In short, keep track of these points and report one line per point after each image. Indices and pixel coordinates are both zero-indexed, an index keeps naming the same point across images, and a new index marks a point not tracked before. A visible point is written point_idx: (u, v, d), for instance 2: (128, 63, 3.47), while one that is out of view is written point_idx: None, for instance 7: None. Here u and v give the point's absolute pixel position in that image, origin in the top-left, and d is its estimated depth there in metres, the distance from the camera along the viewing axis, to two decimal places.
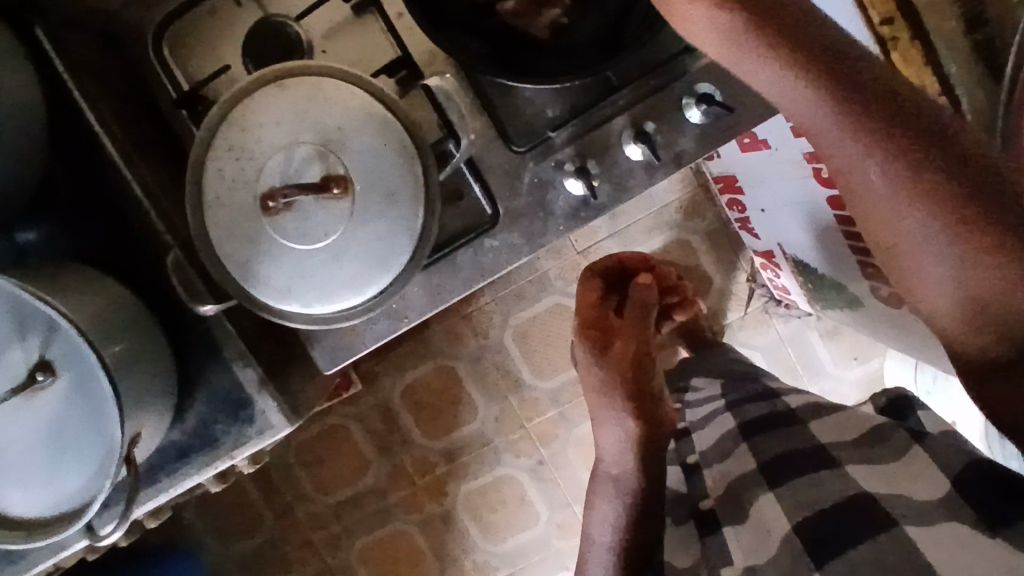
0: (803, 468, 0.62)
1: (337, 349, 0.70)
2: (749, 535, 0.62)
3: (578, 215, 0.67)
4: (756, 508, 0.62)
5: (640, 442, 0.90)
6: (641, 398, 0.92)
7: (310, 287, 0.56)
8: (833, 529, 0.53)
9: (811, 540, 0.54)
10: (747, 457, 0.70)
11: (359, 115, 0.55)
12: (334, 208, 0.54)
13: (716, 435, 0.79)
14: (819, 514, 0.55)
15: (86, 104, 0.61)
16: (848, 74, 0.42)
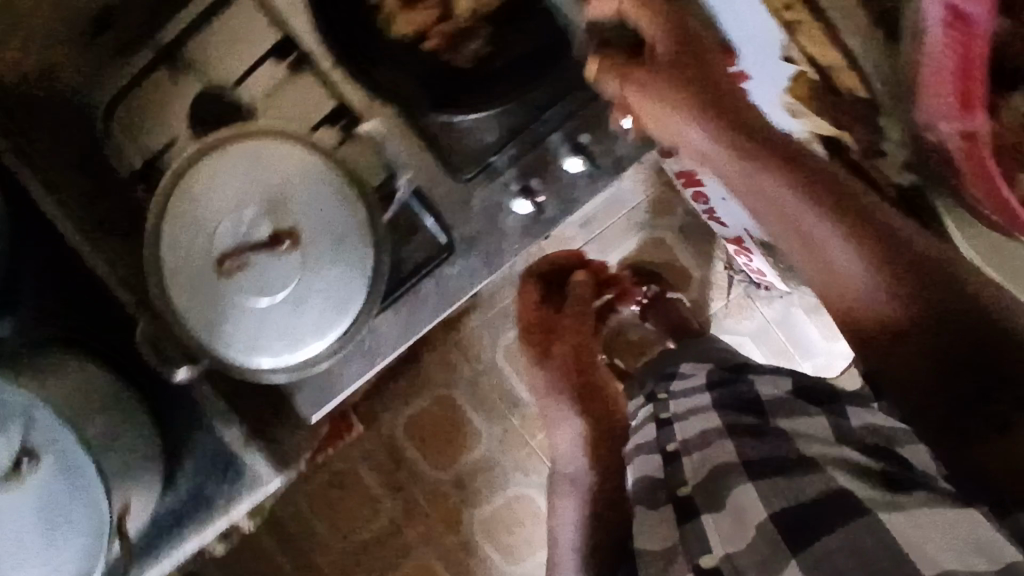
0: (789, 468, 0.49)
1: (319, 392, 0.71)
2: (729, 521, 0.48)
3: (530, 232, 0.69)
4: (734, 496, 0.49)
5: (595, 439, 0.87)
6: (586, 396, 0.90)
7: (276, 338, 0.57)
8: (812, 515, 0.43)
9: (791, 530, 0.42)
10: (724, 431, 0.59)
11: (299, 168, 0.57)
12: (287, 260, 0.56)
13: (689, 407, 0.69)
14: (818, 513, 0.43)
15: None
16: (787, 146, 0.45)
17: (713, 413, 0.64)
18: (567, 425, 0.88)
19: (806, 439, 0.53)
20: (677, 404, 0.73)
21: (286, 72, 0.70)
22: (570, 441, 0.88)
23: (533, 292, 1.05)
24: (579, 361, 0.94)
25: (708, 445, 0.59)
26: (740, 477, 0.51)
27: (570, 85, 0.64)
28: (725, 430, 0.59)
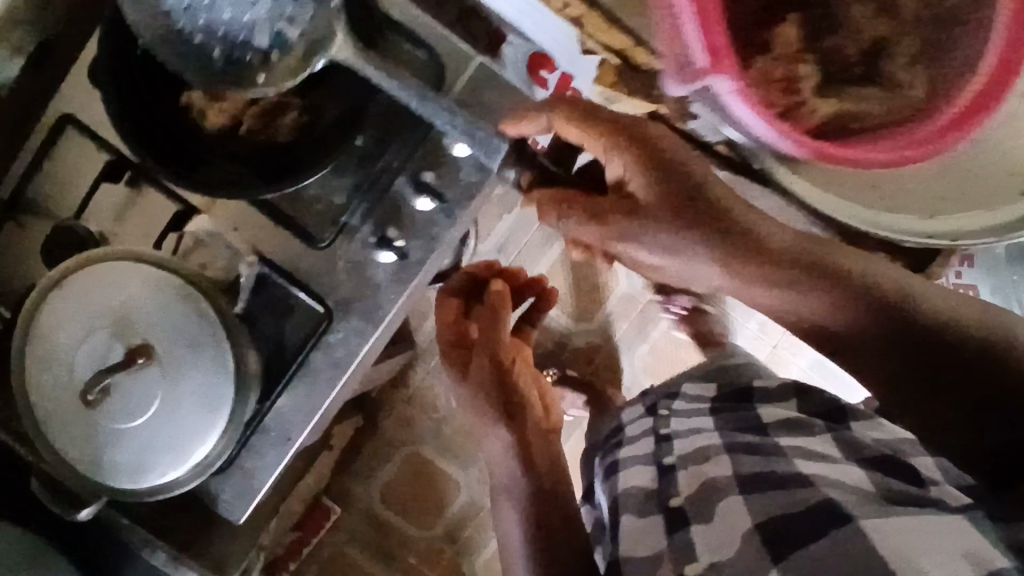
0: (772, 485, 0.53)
1: (239, 495, 0.69)
2: (717, 529, 0.53)
3: (402, 278, 0.68)
4: (724, 507, 0.55)
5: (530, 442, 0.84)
6: (512, 401, 0.86)
7: (160, 456, 0.56)
8: (806, 525, 0.46)
9: (769, 535, 0.47)
10: (729, 464, 0.60)
11: (137, 282, 0.56)
12: (149, 377, 0.55)
13: (692, 445, 0.70)
14: (804, 522, 0.46)
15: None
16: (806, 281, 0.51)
17: (718, 448, 0.65)
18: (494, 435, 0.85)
19: (806, 451, 0.59)
20: (680, 442, 0.73)
21: (126, 190, 0.69)
22: (503, 451, 0.84)
23: (451, 306, 0.98)
24: (499, 366, 0.87)
25: (701, 471, 0.63)
26: (735, 500, 0.54)
27: (401, 126, 0.66)
28: (728, 460, 0.61)
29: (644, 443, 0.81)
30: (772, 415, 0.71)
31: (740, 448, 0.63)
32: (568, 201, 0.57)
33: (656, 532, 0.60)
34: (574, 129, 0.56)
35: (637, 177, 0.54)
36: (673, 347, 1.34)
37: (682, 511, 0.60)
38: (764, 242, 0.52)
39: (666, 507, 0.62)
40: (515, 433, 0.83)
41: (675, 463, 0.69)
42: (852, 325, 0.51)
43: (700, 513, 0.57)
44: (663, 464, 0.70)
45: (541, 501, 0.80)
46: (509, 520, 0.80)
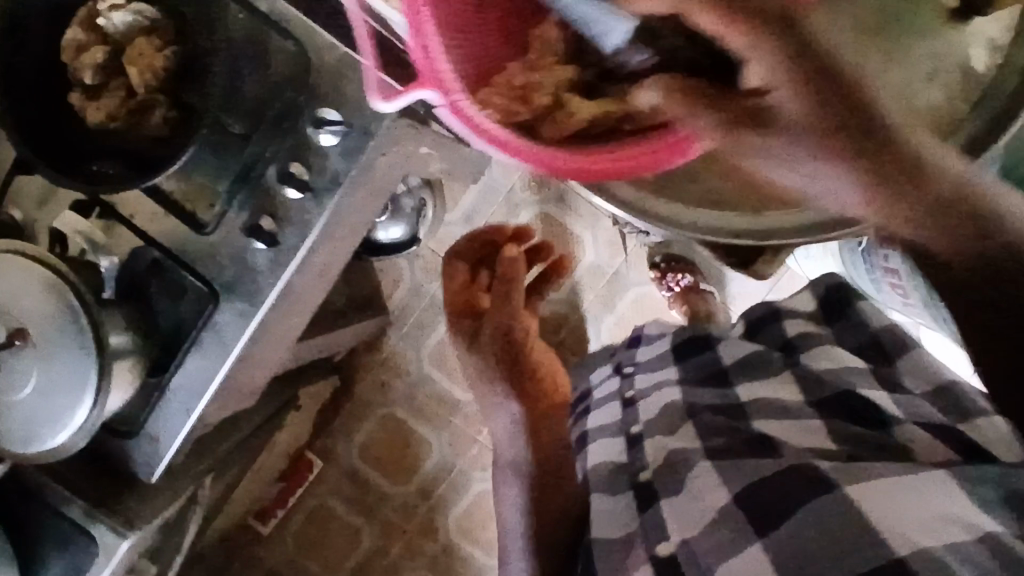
0: (787, 501, 0.56)
1: (148, 456, 0.77)
2: (685, 503, 0.64)
3: (278, 263, 0.72)
4: (695, 484, 0.64)
5: (534, 418, 0.94)
6: (523, 376, 0.95)
7: (40, 427, 0.63)
8: (777, 500, 0.57)
9: (751, 512, 0.57)
10: (697, 437, 0.71)
11: (15, 271, 0.62)
12: (27, 357, 0.62)
13: (653, 411, 0.82)
14: (771, 497, 0.57)
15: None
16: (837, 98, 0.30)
17: (683, 416, 0.77)
18: (501, 408, 0.95)
19: (762, 399, 0.76)
20: (644, 408, 0.84)
21: (44, 183, 0.76)
22: (511, 424, 0.95)
23: (459, 271, 1.06)
24: (512, 344, 0.96)
25: (663, 443, 0.73)
26: (705, 470, 0.64)
27: (268, 119, 0.69)
28: (692, 431, 0.73)
29: (612, 407, 0.93)
30: (755, 387, 0.79)
31: (704, 410, 0.76)
32: (674, 103, 0.34)
33: (626, 513, 0.72)
34: (719, 18, 0.30)
35: (757, 67, 0.30)
36: (640, 317, 1.33)
37: (652, 484, 0.70)
38: (871, 116, 0.31)
39: (636, 482, 0.73)
40: (524, 406, 0.94)
41: (640, 432, 0.80)
42: (952, 250, 0.34)
43: (670, 482, 0.67)
44: (631, 436, 0.81)
45: (541, 464, 0.92)
46: (514, 495, 0.93)
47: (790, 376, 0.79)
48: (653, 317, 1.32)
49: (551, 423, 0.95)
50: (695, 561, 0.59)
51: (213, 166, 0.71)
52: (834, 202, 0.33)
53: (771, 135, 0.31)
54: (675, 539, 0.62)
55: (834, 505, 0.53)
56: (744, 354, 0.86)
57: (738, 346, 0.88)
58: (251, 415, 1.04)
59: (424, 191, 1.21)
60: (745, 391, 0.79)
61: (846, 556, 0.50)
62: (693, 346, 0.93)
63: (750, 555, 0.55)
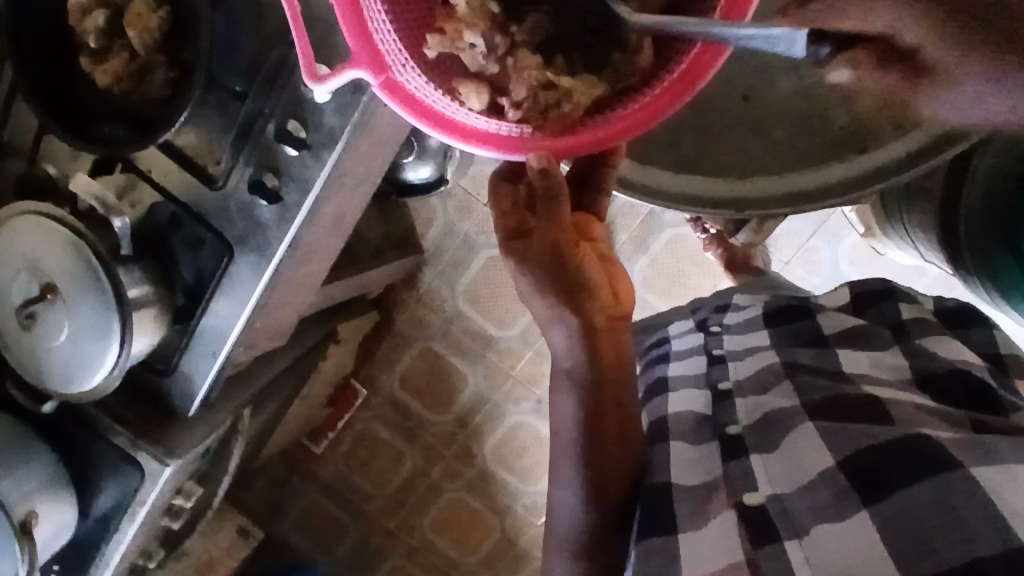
0: (891, 472, 0.46)
1: (184, 393, 0.84)
2: (781, 461, 0.53)
3: (284, 217, 0.74)
4: (789, 439, 0.55)
5: (598, 330, 0.58)
6: (579, 283, 0.56)
7: (73, 370, 0.70)
8: (886, 466, 0.47)
9: (856, 476, 0.48)
10: (793, 393, 0.60)
11: (41, 234, 0.68)
12: (58, 308, 0.69)
13: (749, 372, 0.67)
14: (887, 464, 0.47)
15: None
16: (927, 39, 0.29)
17: (779, 373, 0.64)
18: (555, 323, 0.58)
19: (866, 374, 0.61)
20: (735, 366, 0.70)
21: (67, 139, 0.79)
22: (566, 343, 0.59)
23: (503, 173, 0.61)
24: (566, 260, 0.56)
25: (759, 402, 0.61)
26: (805, 432, 0.54)
27: (275, 80, 0.71)
28: (791, 388, 0.61)
29: (695, 361, 0.76)
30: (852, 355, 0.66)
31: (808, 372, 0.64)
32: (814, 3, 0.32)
33: (716, 458, 0.59)
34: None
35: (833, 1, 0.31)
36: (674, 260, 1.30)
37: (740, 439, 0.59)
38: None
39: (722, 433, 0.61)
40: (582, 314, 0.57)
41: (730, 389, 0.66)
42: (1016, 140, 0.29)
43: (771, 440, 0.56)
44: (717, 391, 0.67)
45: (612, 382, 0.60)
46: (567, 400, 0.61)
47: (896, 352, 0.65)
48: (685, 258, 1.29)
49: (623, 336, 0.60)
50: (791, 518, 0.49)
51: (220, 122, 0.75)
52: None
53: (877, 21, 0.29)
54: (767, 493, 0.51)
55: (954, 485, 0.43)
56: (852, 329, 0.70)
57: (838, 319, 0.72)
58: (287, 352, 1.12)
59: None
60: (871, 386, 0.58)
61: (955, 543, 0.41)
62: (790, 310, 0.76)
63: (854, 525, 0.45)
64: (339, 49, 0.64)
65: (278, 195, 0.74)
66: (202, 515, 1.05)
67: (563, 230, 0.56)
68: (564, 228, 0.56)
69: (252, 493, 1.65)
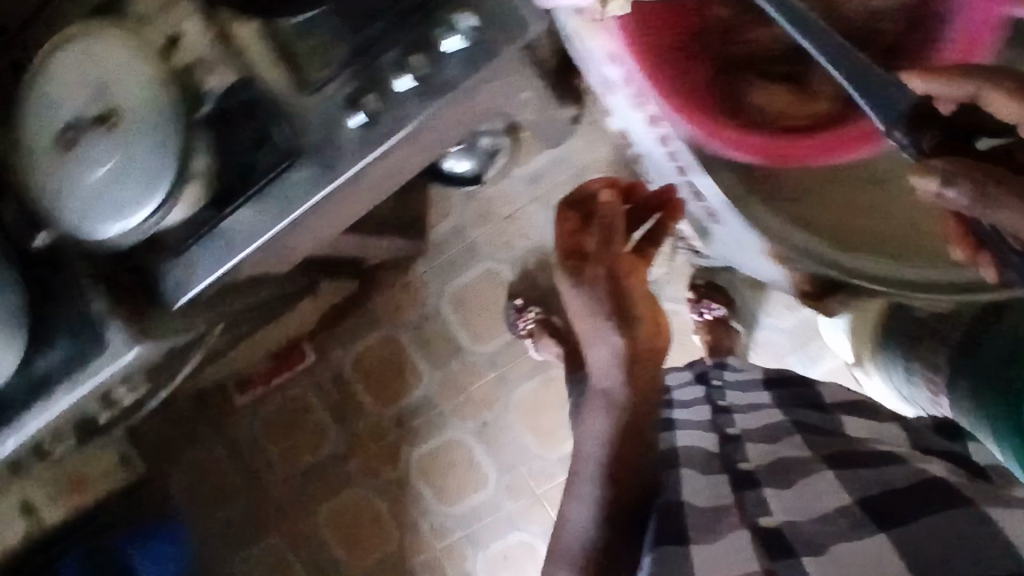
0: (912, 507, 0.51)
1: (180, 281, 0.79)
2: (797, 497, 0.59)
3: (366, 142, 0.73)
4: (808, 480, 0.60)
5: (638, 358, 0.71)
6: (628, 307, 0.71)
7: (99, 208, 0.65)
8: (907, 504, 0.51)
9: (873, 510, 0.53)
10: (805, 445, 0.68)
11: (125, 61, 0.64)
12: (108, 139, 0.64)
13: (759, 426, 0.77)
14: (902, 500, 0.53)
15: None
16: None
17: (789, 428, 0.74)
18: (603, 342, 0.71)
19: (868, 437, 0.71)
20: (744, 420, 0.80)
21: None
22: (606, 362, 0.71)
23: (568, 217, 0.75)
24: (620, 282, 0.72)
25: (770, 449, 0.70)
26: (821, 479, 0.60)
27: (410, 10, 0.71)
28: (801, 441, 0.70)
29: (703, 411, 0.85)
30: (851, 423, 0.77)
31: (816, 430, 0.73)
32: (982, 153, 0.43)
33: (728, 494, 0.64)
34: (1007, 105, 0.46)
35: (1011, 202, 0.38)
36: None
37: (753, 475, 0.67)
38: None
39: (736, 470, 0.69)
40: (627, 339, 0.70)
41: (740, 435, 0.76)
42: None
43: (786, 482, 0.62)
44: (727, 435, 0.77)
45: (638, 403, 0.70)
46: (601, 421, 0.70)
47: (889, 427, 0.76)
48: (671, 334, 1.34)
49: (655, 365, 0.73)
50: (805, 538, 0.53)
51: (333, 27, 0.73)
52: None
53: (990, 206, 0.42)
54: (781, 519, 0.57)
55: (966, 518, 0.48)
56: (846, 402, 0.84)
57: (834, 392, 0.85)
58: (275, 287, 1.07)
59: (503, 137, 1.24)
60: (876, 444, 0.67)
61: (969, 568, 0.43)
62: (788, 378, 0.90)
63: (867, 547, 0.49)
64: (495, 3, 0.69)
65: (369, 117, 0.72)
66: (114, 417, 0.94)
67: (620, 260, 0.72)
68: (619, 258, 0.72)
69: (152, 426, 1.54)
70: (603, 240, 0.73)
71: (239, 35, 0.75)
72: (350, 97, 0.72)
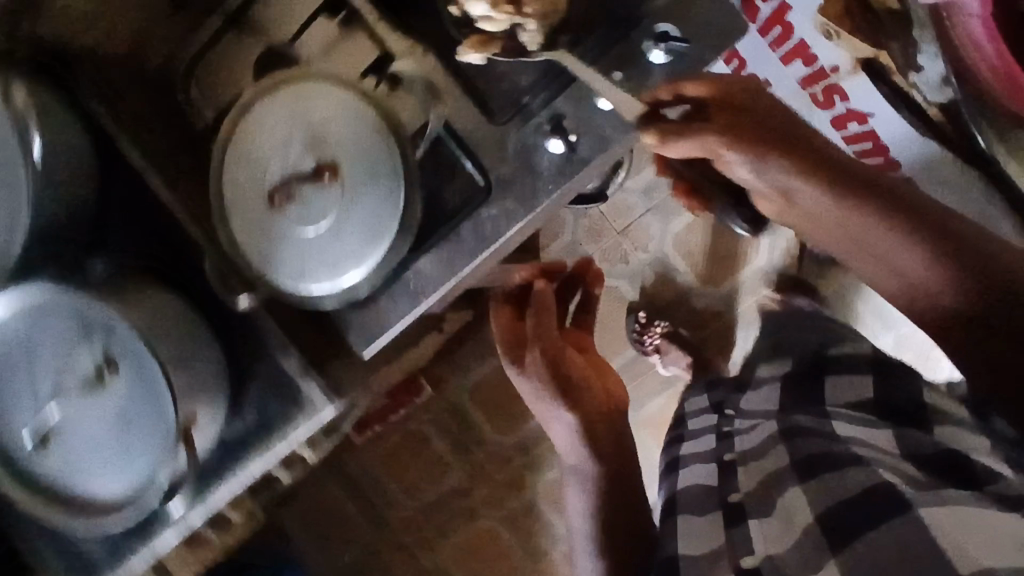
0: (861, 520, 0.49)
1: (366, 328, 0.75)
2: (778, 526, 0.57)
3: (564, 172, 0.70)
4: (784, 501, 0.58)
5: (595, 423, 0.77)
6: (577, 385, 0.77)
7: (320, 265, 0.62)
8: (856, 517, 0.50)
9: (831, 529, 0.51)
10: (786, 454, 0.64)
11: (338, 108, 0.61)
12: (328, 191, 0.61)
13: (760, 449, 0.69)
14: (855, 507, 0.51)
15: (115, 129, 0.72)
16: (759, 129, 0.59)
17: (780, 437, 0.68)
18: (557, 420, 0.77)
19: (858, 438, 0.63)
20: (742, 438, 0.75)
21: (339, 28, 0.74)
22: (568, 437, 0.78)
23: (505, 310, 0.82)
24: (560, 363, 0.78)
25: (758, 468, 0.66)
26: (794, 497, 0.57)
27: (606, 25, 0.68)
28: (785, 451, 0.65)
29: (707, 439, 0.83)
30: (848, 427, 0.67)
31: (809, 434, 0.66)
32: (715, 110, 0.60)
33: (716, 534, 0.63)
34: (700, 90, 0.60)
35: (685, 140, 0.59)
36: None
37: (742, 507, 0.63)
38: (762, 134, 0.59)
39: (722, 502, 0.67)
40: (580, 415, 0.77)
41: (735, 458, 0.72)
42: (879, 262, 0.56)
43: (764, 503, 0.61)
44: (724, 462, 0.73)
45: (607, 467, 0.77)
46: (580, 498, 0.79)
47: (890, 432, 0.65)
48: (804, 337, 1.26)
49: (619, 431, 0.79)
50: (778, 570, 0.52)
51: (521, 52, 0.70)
52: (815, 205, 0.59)
53: (737, 148, 0.58)
54: (761, 556, 0.55)
55: (912, 527, 0.45)
56: (852, 402, 0.74)
57: (860, 383, 0.76)
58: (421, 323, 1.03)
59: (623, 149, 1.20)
60: (860, 447, 0.61)
61: None
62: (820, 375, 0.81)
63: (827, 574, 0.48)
64: (708, 15, 0.65)
65: (570, 144, 0.69)
66: (280, 475, 0.89)
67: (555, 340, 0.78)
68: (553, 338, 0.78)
69: None
70: (537, 325, 0.79)
71: (421, 67, 0.71)
72: (548, 125, 0.69)
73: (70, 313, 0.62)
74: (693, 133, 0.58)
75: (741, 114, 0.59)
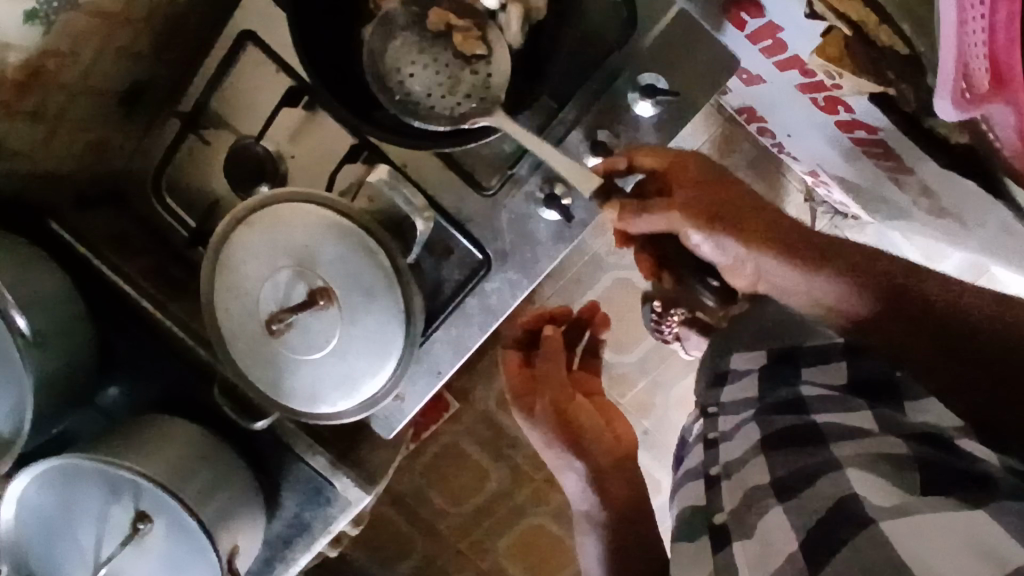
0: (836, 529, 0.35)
1: (389, 416, 0.75)
2: (758, 543, 0.40)
3: (564, 235, 0.67)
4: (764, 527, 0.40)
5: (608, 472, 0.62)
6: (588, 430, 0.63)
7: (331, 388, 0.60)
8: (833, 525, 0.36)
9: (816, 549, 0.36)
10: (769, 467, 0.44)
11: (321, 228, 0.59)
12: (326, 316, 0.59)
13: (740, 451, 0.49)
14: (828, 525, 0.36)
15: (100, 261, 0.70)
16: (696, 190, 0.54)
17: (775, 446, 0.46)
18: (566, 469, 0.63)
19: (846, 435, 0.43)
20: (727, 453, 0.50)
21: (304, 114, 0.71)
22: (578, 487, 0.63)
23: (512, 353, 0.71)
24: (575, 408, 0.65)
25: (746, 484, 0.45)
26: (776, 517, 0.40)
27: (585, 81, 0.64)
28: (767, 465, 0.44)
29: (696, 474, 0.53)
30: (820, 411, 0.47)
31: (793, 441, 0.45)
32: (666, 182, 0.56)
33: (705, 561, 0.44)
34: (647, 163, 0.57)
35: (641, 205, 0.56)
36: None
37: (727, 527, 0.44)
38: (712, 196, 0.54)
39: (709, 524, 0.46)
40: (588, 461, 0.62)
41: (721, 473, 0.49)
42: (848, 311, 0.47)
43: (746, 527, 0.42)
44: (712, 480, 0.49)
45: (619, 506, 0.61)
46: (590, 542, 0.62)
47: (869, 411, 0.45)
48: None
49: (637, 478, 0.63)
50: None
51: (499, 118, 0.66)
52: (765, 266, 0.51)
53: (701, 230, 0.53)
54: None
55: (874, 554, 0.33)
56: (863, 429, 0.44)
57: (833, 371, 0.51)
58: None
59: None
60: (851, 454, 0.41)
61: None
62: (797, 360, 0.54)
63: None
64: (690, 63, 0.62)
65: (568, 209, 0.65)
66: (329, 548, 0.90)
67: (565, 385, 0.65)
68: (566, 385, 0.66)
69: None
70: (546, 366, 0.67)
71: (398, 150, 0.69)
72: (539, 192, 0.66)
73: (91, 474, 0.61)
74: (652, 210, 0.55)
75: (701, 182, 0.55)
